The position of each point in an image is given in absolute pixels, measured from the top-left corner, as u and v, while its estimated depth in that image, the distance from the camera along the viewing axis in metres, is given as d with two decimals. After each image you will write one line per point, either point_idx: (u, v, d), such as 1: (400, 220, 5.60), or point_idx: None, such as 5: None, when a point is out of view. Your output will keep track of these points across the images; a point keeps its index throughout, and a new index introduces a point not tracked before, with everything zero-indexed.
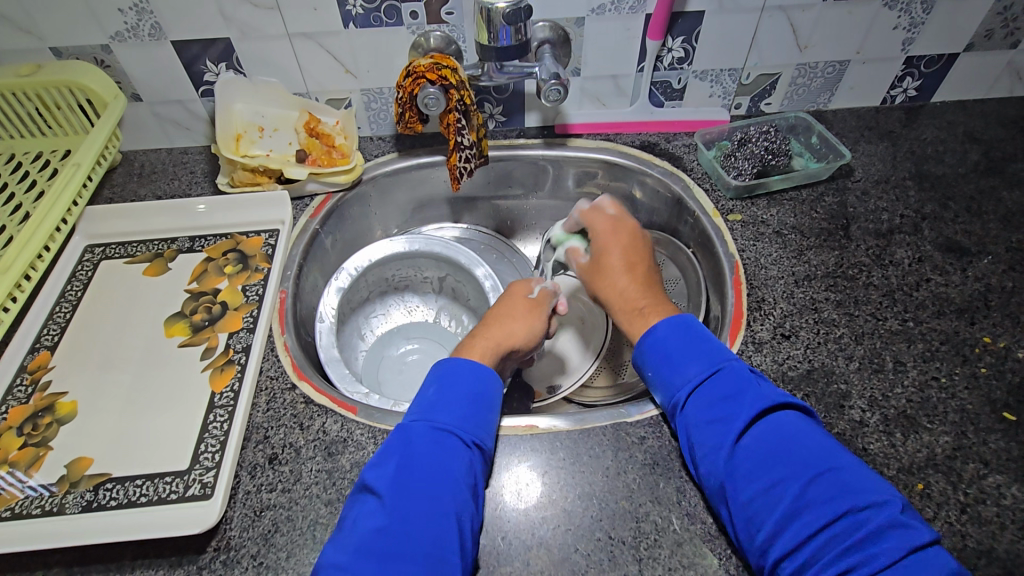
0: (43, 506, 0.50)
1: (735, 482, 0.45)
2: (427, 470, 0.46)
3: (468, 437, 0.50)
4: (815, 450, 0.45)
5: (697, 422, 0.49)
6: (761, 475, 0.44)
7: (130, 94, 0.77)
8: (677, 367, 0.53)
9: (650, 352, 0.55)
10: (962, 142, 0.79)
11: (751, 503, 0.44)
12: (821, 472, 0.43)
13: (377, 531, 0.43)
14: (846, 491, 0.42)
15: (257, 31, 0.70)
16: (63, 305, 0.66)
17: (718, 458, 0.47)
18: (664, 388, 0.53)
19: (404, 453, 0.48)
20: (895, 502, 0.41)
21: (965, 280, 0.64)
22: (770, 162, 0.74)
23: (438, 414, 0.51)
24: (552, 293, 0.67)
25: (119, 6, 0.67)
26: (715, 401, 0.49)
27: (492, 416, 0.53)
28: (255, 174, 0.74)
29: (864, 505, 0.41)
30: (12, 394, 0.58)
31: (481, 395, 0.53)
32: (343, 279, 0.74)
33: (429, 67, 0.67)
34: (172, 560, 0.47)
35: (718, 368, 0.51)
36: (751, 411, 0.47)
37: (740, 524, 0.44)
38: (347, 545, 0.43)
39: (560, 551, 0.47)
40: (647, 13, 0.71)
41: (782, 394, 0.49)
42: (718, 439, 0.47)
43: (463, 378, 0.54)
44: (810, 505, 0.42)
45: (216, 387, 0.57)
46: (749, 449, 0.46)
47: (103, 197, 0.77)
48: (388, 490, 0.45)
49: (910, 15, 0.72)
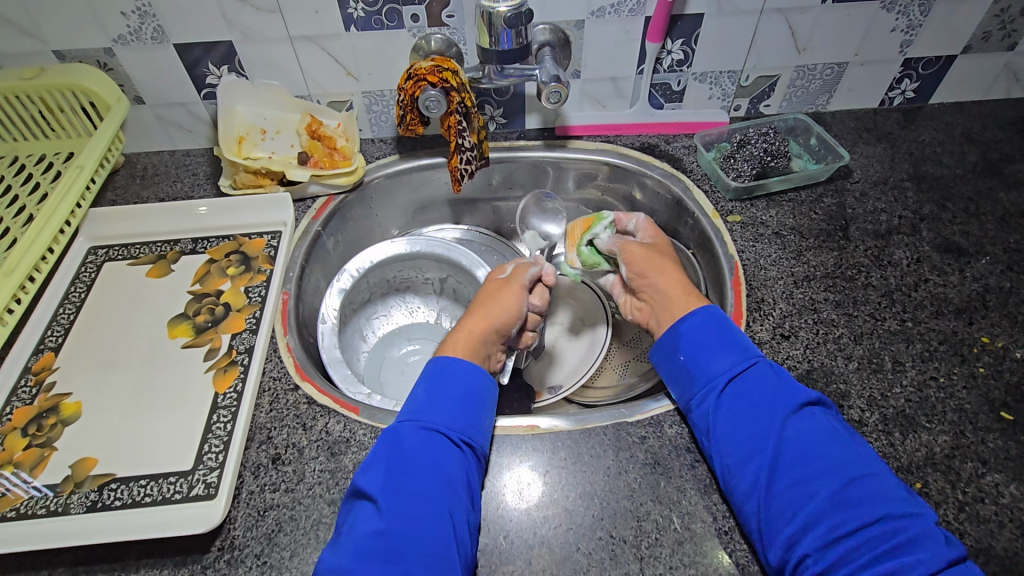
0: (48, 506, 0.50)
1: (768, 475, 0.46)
2: (421, 472, 0.47)
3: (460, 437, 0.50)
4: (850, 454, 0.46)
5: (733, 410, 0.50)
6: (797, 471, 0.45)
7: (132, 96, 0.77)
8: (712, 355, 0.53)
9: (685, 339, 0.55)
10: (960, 144, 0.80)
11: (785, 497, 0.44)
12: (861, 475, 0.44)
13: (375, 535, 0.43)
14: (882, 496, 0.43)
15: (259, 33, 0.71)
16: (67, 306, 0.66)
17: (753, 450, 0.47)
18: (696, 375, 0.53)
19: (396, 455, 0.48)
20: (928, 514, 0.43)
21: (963, 280, 0.64)
22: (769, 164, 0.74)
23: (429, 415, 0.51)
24: (527, 265, 0.68)
25: (122, 9, 0.67)
26: (752, 392, 0.50)
27: (485, 416, 0.54)
28: (257, 176, 0.74)
29: (900, 513, 0.42)
30: (16, 395, 0.58)
31: (472, 394, 0.54)
32: (345, 280, 0.74)
33: (430, 70, 0.67)
34: (176, 560, 0.47)
35: (755, 361, 0.52)
36: (792, 406, 0.48)
37: (768, 518, 0.45)
38: (344, 550, 0.43)
39: (562, 550, 0.48)
40: (646, 16, 0.71)
41: (817, 394, 0.50)
42: (757, 432, 0.48)
43: (452, 377, 0.54)
44: (846, 504, 0.43)
45: (219, 388, 0.58)
46: (789, 444, 0.47)
47: (105, 199, 0.78)
48: (381, 493, 0.46)
49: (908, 17, 0.73)
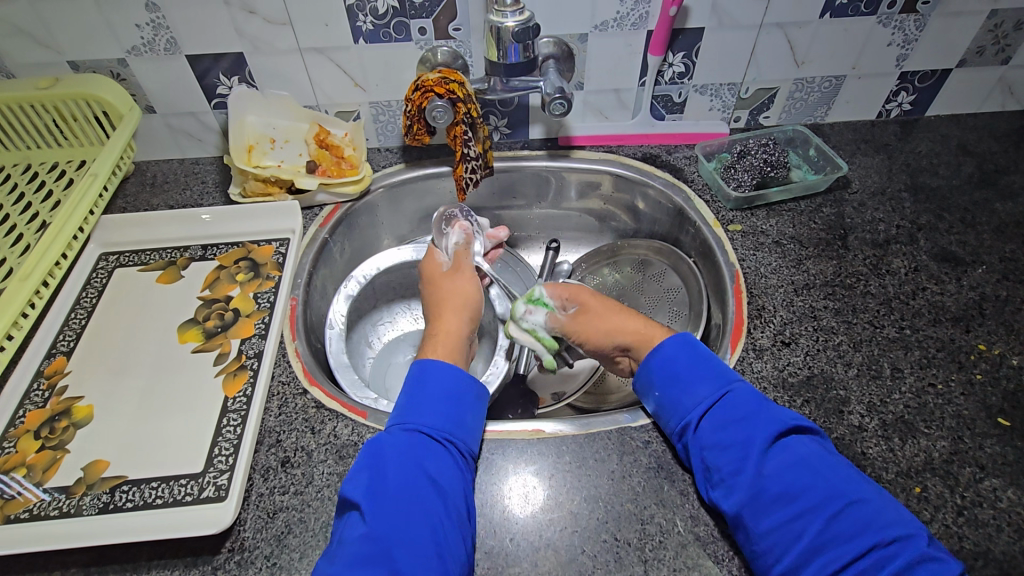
0: (60, 508, 0.51)
1: (755, 509, 0.46)
2: (407, 475, 0.49)
3: (443, 436, 0.53)
4: (835, 480, 0.46)
5: (710, 445, 0.50)
6: (782, 504, 0.46)
7: (144, 106, 0.79)
8: (687, 388, 0.54)
9: (660, 374, 0.57)
10: (956, 155, 0.81)
11: (770, 534, 0.45)
12: (843, 506, 0.45)
13: (362, 538, 0.45)
14: (869, 526, 0.44)
15: (269, 45, 0.72)
16: (78, 311, 0.67)
17: (735, 486, 0.48)
18: (673, 411, 0.54)
19: (378, 460, 0.50)
20: (920, 535, 0.43)
21: (960, 289, 0.65)
22: (769, 174, 0.75)
23: (412, 418, 0.54)
24: (466, 252, 0.75)
25: (137, 21, 0.69)
26: (727, 423, 0.51)
27: (467, 414, 0.56)
28: (267, 185, 0.76)
29: (887, 541, 0.43)
30: (29, 398, 0.59)
31: (455, 393, 0.56)
32: (352, 287, 0.76)
33: (437, 82, 0.69)
34: (187, 560, 0.48)
35: (728, 389, 0.53)
36: (766, 436, 0.49)
37: (760, 554, 0.45)
38: (336, 557, 0.44)
39: (567, 552, 0.48)
40: (648, 30, 0.73)
41: (793, 416, 0.51)
42: (735, 467, 0.48)
43: (433, 379, 0.57)
44: (834, 539, 0.44)
45: (229, 392, 0.59)
46: (768, 477, 0.47)
47: (116, 206, 0.79)
48: (366, 499, 0.47)
49: (904, 32, 0.74)
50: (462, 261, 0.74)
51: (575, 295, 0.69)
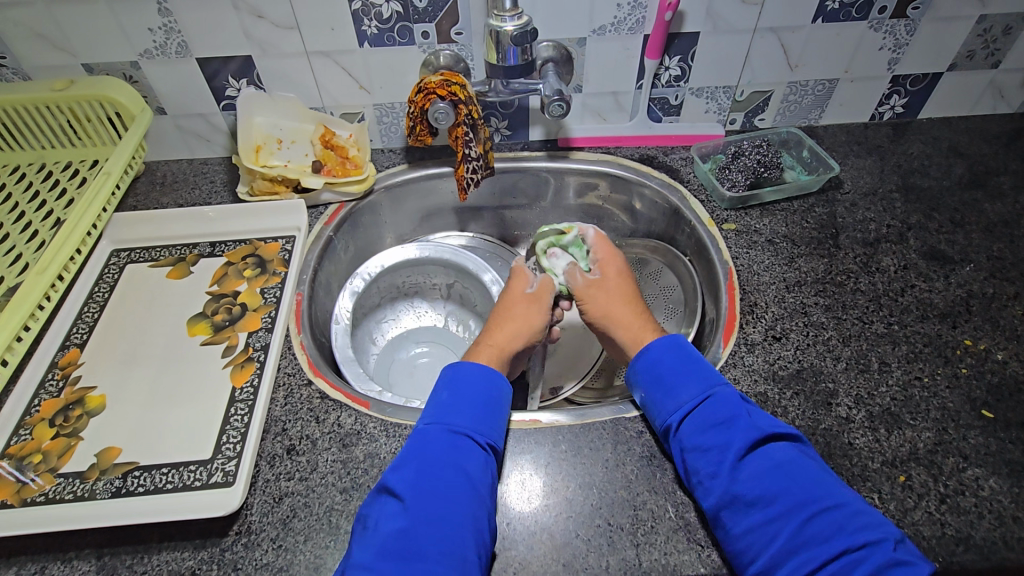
0: (75, 491, 0.53)
1: (732, 510, 0.48)
2: (443, 471, 0.49)
3: (484, 440, 0.53)
4: (809, 485, 0.47)
5: (691, 448, 0.51)
6: (756, 507, 0.47)
7: (155, 107, 0.81)
8: (669, 392, 0.55)
9: (645, 376, 0.58)
10: (947, 157, 0.83)
11: (746, 535, 0.46)
12: (815, 511, 0.45)
13: (399, 532, 0.45)
14: (840, 531, 0.44)
15: (277, 48, 0.75)
16: (91, 305, 0.69)
17: (711, 487, 0.49)
18: (658, 412, 0.55)
19: (419, 455, 0.51)
20: (889, 539, 0.43)
21: (947, 286, 0.67)
22: (762, 174, 0.78)
23: (452, 418, 0.54)
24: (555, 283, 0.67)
25: (150, 25, 0.71)
26: (706, 427, 0.52)
27: (502, 417, 0.56)
28: (273, 184, 0.78)
29: (857, 544, 0.43)
30: (44, 387, 0.61)
31: (492, 399, 0.56)
32: (357, 283, 0.78)
33: (440, 84, 0.71)
34: (196, 542, 0.50)
35: (710, 393, 0.54)
36: (743, 442, 0.50)
37: (738, 552, 0.47)
38: (370, 545, 0.45)
39: (562, 536, 0.50)
40: (645, 34, 0.75)
41: (773, 423, 0.51)
42: (711, 470, 0.50)
43: (474, 382, 0.57)
44: (806, 543, 0.44)
45: (237, 382, 0.61)
46: (744, 482, 0.48)
47: (127, 205, 0.81)
48: (408, 490, 0.48)
49: (894, 37, 0.76)
50: (546, 289, 0.67)
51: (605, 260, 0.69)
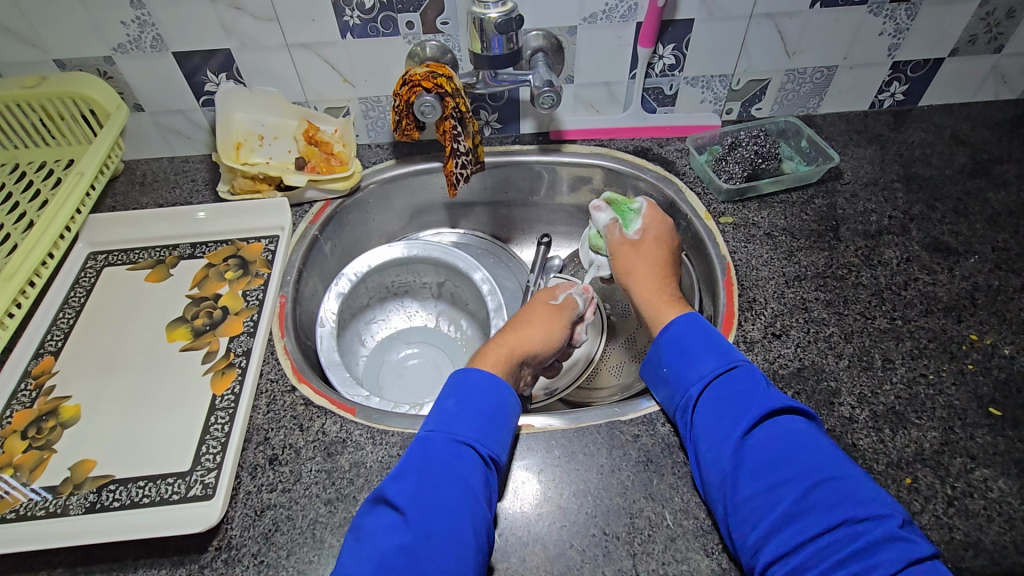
0: (47, 507, 0.51)
1: (740, 477, 0.46)
2: (446, 485, 0.47)
3: (487, 452, 0.50)
4: (821, 457, 0.46)
5: (706, 417, 0.51)
6: (766, 474, 0.46)
7: (132, 104, 0.78)
8: (691, 361, 0.54)
9: (668, 349, 0.57)
10: (949, 145, 0.81)
11: (749, 501, 0.45)
12: (824, 480, 0.44)
13: (400, 549, 0.43)
14: (847, 500, 0.43)
15: (256, 41, 0.72)
16: (66, 311, 0.67)
17: (721, 453, 0.48)
18: (676, 383, 0.54)
19: (422, 465, 0.48)
20: (895, 516, 0.42)
21: (952, 279, 0.65)
22: (760, 165, 0.75)
23: (457, 427, 0.51)
24: (578, 300, 0.68)
25: (123, 18, 0.69)
26: (725, 396, 0.51)
27: (509, 429, 0.53)
28: (255, 181, 0.75)
29: (860, 518, 0.42)
30: (16, 398, 0.58)
31: (498, 410, 0.53)
32: (343, 284, 0.75)
33: (425, 76, 0.68)
34: (174, 559, 0.48)
35: (733, 365, 0.53)
36: (759, 411, 0.49)
37: (734, 522, 0.45)
38: (368, 562, 0.43)
39: (555, 547, 0.48)
40: (638, 22, 0.72)
41: (791, 399, 0.50)
42: (722, 437, 0.49)
43: (481, 392, 0.54)
44: (810, 510, 0.43)
45: (217, 390, 0.58)
46: (755, 448, 0.47)
47: (105, 205, 0.79)
48: (408, 505, 0.46)
49: (895, 21, 0.74)
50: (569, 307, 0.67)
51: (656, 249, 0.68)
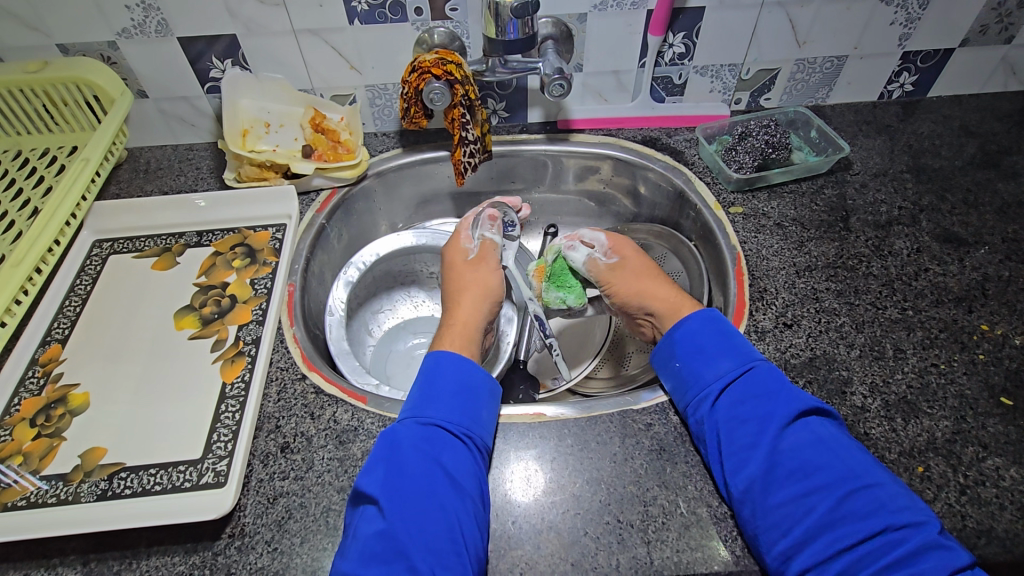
0: (58, 495, 0.50)
1: (770, 483, 0.46)
2: (424, 476, 0.48)
3: (461, 430, 0.51)
4: (851, 463, 0.46)
5: (727, 418, 0.50)
6: (797, 480, 0.46)
7: (135, 90, 0.77)
8: (708, 362, 0.54)
9: (682, 346, 0.57)
10: (958, 136, 0.80)
11: (779, 510, 0.45)
12: (857, 488, 0.44)
13: (378, 534, 0.44)
14: (881, 508, 0.43)
15: (262, 27, 0.71)
16: (72, 299, 0.66)
17: (747, 458, 0.48)
18: (692, 383, 0.54)
19: (394, 453, 0.49)
20: (932, 522, 0.43)
21: (962, 269, 0.65)
22: (770, 155, 0.74)
23: (425, 410, 0.52)
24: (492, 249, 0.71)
25: (126, 3, 0.67)
26: (748, 398, 0.51)
27: (481, 405, 0.54)
28: (262, 169, 0.74)
29: (898, 526, 0.42)
30: (24, 386, 0.58)
31: (475, 384, 0.55)
32: (352, 272, 0.75)
33: (434, 63, 0.67)
34: (187, 546, 0.48)
35: (749, 366, 0.53)
36: (787, 414, 0.49)
37: (765, 528, 0.45)
38: (350, 554, 0.43)
39: (570, 534, 0.48)
40: (648, 9, 0.72)
41: (814, 399, 0.50)
42: (749, 442, 0.49)
43: (447, 371, 0.56)
44: (844, 519, 0.44)
45: (227, 377, 0.58)
46: (784, 452, 0.47)
47: (109, 193, 0.78)
48: (382, 494, 0.46)
49: (906, 11, 0.73)
50: (488, 251, 0.71)
51: (618, 248, 0.69)
